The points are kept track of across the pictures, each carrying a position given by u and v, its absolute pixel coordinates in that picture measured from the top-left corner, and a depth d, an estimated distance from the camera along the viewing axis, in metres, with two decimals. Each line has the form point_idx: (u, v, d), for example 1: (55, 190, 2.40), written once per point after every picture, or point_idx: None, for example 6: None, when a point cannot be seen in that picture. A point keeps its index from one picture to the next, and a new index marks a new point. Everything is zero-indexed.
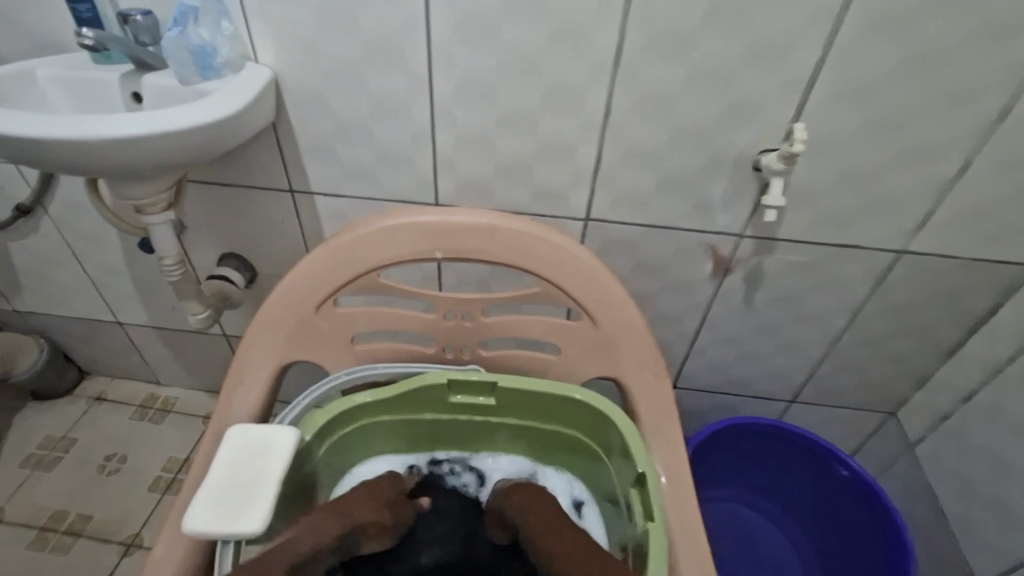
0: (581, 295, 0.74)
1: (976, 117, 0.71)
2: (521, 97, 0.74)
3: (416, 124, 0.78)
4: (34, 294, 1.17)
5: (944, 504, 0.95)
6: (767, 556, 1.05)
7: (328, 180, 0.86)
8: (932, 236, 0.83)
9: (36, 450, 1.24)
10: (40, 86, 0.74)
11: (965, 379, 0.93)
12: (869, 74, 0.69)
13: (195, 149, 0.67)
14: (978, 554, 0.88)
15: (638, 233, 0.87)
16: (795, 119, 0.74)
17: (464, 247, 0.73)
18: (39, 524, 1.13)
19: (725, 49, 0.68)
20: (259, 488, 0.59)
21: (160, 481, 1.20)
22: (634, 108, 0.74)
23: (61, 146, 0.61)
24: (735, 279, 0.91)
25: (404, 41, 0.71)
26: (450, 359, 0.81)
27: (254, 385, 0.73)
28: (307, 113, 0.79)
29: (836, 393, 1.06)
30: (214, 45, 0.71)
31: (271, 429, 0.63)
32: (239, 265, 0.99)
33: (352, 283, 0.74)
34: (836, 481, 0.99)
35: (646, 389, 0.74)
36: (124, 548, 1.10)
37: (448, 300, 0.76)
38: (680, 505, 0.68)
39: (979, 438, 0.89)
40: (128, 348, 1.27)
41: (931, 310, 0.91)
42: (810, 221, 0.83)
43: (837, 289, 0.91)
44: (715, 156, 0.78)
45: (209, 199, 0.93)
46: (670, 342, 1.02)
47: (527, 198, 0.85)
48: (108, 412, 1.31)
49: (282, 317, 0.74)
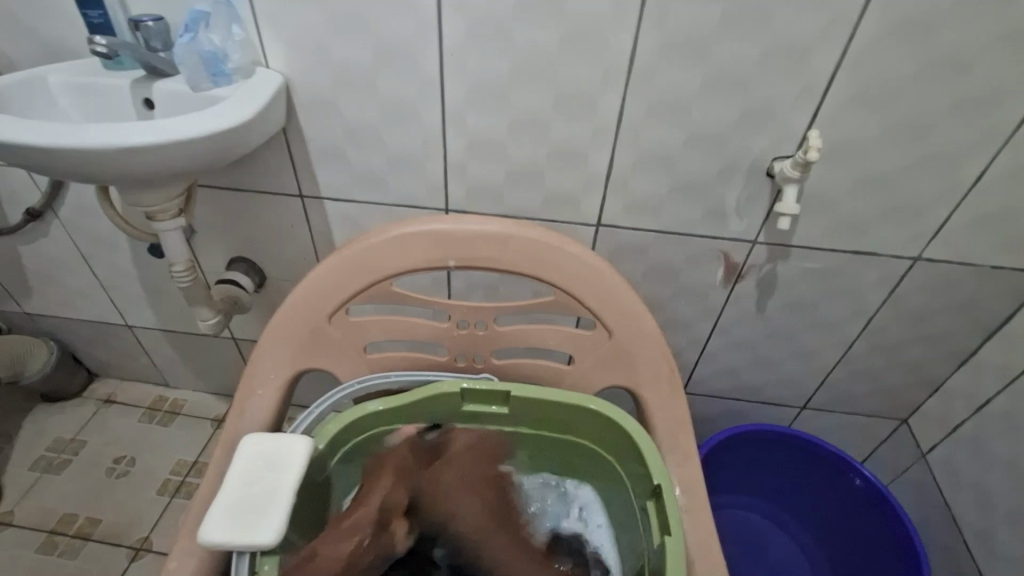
0: (596, 305, 0.73)
1: (996, 123, 0.70)
2: (534, 101, 0.74)
3: (427, 129, 0.78)
4: (44, 297, 1.18)
5: (959, 512, 0.94)
6: (776, 563, 1.05)
7: (339, 185, 0.86)
8: (949, 243, 0.82)
9: (46, 452, 1.24)
10: (51, 92, 0.74)
11: (980, 386, 0.92)
12: (889, 80, 0.68)
13: (206, 157, 0.67)
14: (994, 565, 0.87)
15: (649, 239, 0.86)
16: (811, 126, 0.73)
17: (477, 256, 0.73)
18: (49, 527, 1.13)
19: (741, 54, 0.67)
20: (275, 498, 0.59)
21: (169, 484, 1.20)
22: (648, 113, 0.73)
23: (74, 155, 0.61)
24: (747, 285, 0.91)
25: (416, 47, 0.71)
26: (462, 367, 0.80)
27: (267, 395, 0.73)
28: (318, 118, 0.78)
29: (848, 400, 1.06)
30: (225, 50, 0.71)
31: (285, 438, 0.63)
32: (249, 269, 0.99)
33: (364, 291, 0.74)
34: (848, 491, 0.98)
35: (661, 400, 0.73)
36: (134, 551, 1.10)
37: (460, 307, 0.76)
38: (698, 523, 0.67)
39: (996, 447, 0.88)
40: (137, 350, 1.27)
41: (946, 317, 0.90)
42: (824, 227, 0.82)
43: (851, 296, 0.90)
44: (729, 162, 0.77)
45: (219, 203, 0.93)
46: (681, 347, 1.02)
47: (538, 203, 0.84)
48: (117, 414, 1.32)
49: (295, 326, 0.74)
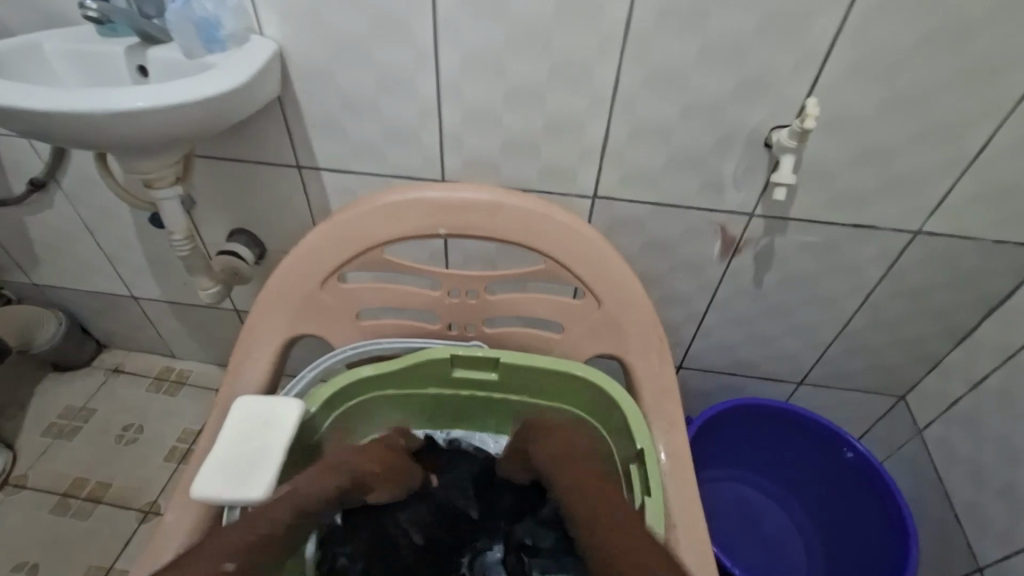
0: (586, 274, 0.74)
1: (1000, 92, 0.68)
2: (530, 71, 0.73)
3: (422, 100, 0.77)
4: (51, 267, 1.20)
5: (951, 488, 0.95)
6: (768, 536, 1.06)
7: (337, 156, 0.86)
8: (952, 215, 0.80)
9: (57, 419, 1.28)
10: (48, 59, 0.74)
11: (978, 364, 0.92)
12: (890, 47, 0.66)
13: (199, 124, 0.67)
14: (985, 540, 0.88)
15: (646, 212, 0.86)
16: (809, 94, 0.71)
17: (467, 224, 0.73)
18: (61, 490, 1.17)
19: (739, 21, 0.66)
20: (266, 455, 0.61)
21: (176, 451, 1.23)
22: (644, 81, 0.72)
23: (68, 121, 0.61)
24: (745, 258, 0.90)
25: (410, 14, 0.70)
26: (454, 335, 0.81)
27: (261, 359, 0.74)
28: (314, 87, 0.78)
29: (846, 376, 1.05)
30: (217, 17, 0.71)
31: (276, 400, 0.65)
32: (249, 241, 1.00)
33: (357, 258, 0.75)
34: (841, 464, 0.99)
35: (650, 368, 0.74)
36: (143, 514, 1.14)
37: (452, 276, 0.76)
38: (680, 488, 0.67)
39: (992, 423, 0.88)
40: (143, 322, 1.30)
41: (946, 292, 0.89)
42: (823, 200, 0.81)
43: (849, 271, 0.89)
44: (726, 133, 0.76)
45: (217, 174, 0.93)
46: (677, 322, 1.02)
47: (534, 175, 0.84)
48: (125, 384, 1.35)
49: (288, 292, 0.75)
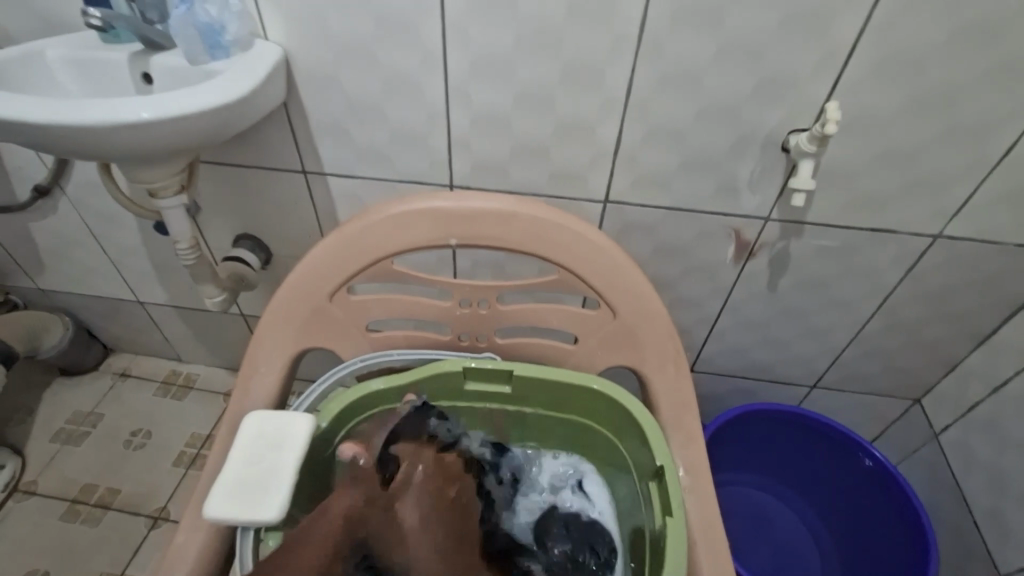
0: (601, 284, 0.72)
1: None
2: (540, 73, 0.71)
3: (430, 105, 0.76)
4: (56, 272, 1.19)
5: (970, 494, 0.93)
6: (782, 541, 1.05)
7: (343, 161, 0.84)
8: (973, 218, 0.78)
9: (65, 424, 1.28)
10: (50, 67, 0.73)
11: (998, 368, 0.90)
12: (916, 46, 0.64)
13: (205, 133, 0.66)
14: (1005, 547, 0.86)
15: (658, 216, 0.84)
16: (829, 97, 0.69)
17: (479, 234, 0.72)
18: (70, 496, 1.17)
19: (757, 22, 0.64)
20: (278, 474, 0.60)
21: (184, 456, 1.23)
22: (659, 83, 0.70)
23: (71, 133, 0.60)
24: (759, 262, 0.88)
25: (417, 17, 0.68)
26: (465, 346, 0.80)
27: (269, 374, 0.73)
28: (320, 91, 0.77)
29: (861, 379, 1.04)
30: (221, 22, 0.69)
31: (287, 416, 0.64)
32: (254, 247, 0.99)
33: (367, 270, 0.73)
34: (857, 471, 0.98)
35: (666, 380, 0.73)
36: (152, 520, 1.14)
37: (463, 286, 0.75)
38: (701, 504, 0.67)
39: (1013, 429, 0.86)
40: (150, 326, 1.29)
41: (966, 295, 0.87)
42: (841, 203, 0.79)
43: (867, 274, 0.87)
44: (742, 136, 0.74)
45: (221, 179, 0.92)
46: (689, 326, 1.00)
47: (545, 180, 0.82)
48: (133, 388, 1.34)
49: (297, 305, 0.73)
